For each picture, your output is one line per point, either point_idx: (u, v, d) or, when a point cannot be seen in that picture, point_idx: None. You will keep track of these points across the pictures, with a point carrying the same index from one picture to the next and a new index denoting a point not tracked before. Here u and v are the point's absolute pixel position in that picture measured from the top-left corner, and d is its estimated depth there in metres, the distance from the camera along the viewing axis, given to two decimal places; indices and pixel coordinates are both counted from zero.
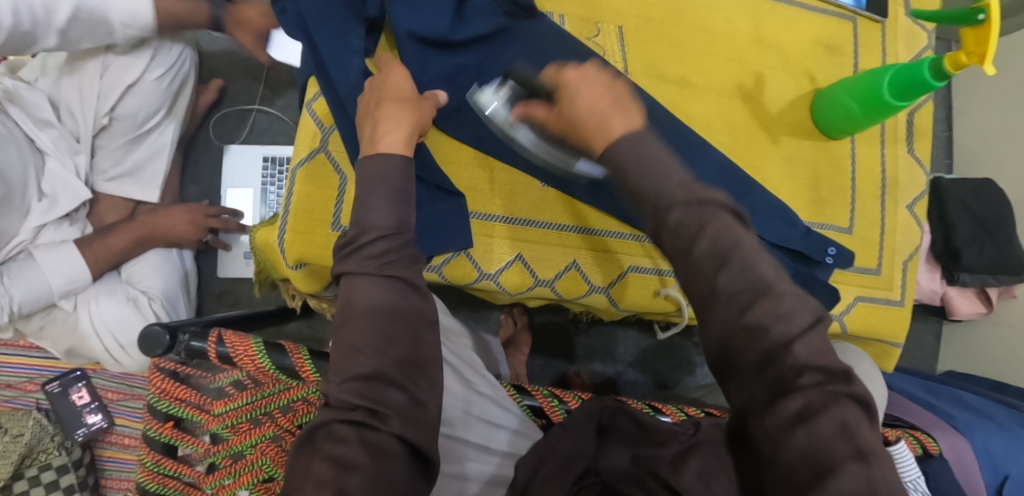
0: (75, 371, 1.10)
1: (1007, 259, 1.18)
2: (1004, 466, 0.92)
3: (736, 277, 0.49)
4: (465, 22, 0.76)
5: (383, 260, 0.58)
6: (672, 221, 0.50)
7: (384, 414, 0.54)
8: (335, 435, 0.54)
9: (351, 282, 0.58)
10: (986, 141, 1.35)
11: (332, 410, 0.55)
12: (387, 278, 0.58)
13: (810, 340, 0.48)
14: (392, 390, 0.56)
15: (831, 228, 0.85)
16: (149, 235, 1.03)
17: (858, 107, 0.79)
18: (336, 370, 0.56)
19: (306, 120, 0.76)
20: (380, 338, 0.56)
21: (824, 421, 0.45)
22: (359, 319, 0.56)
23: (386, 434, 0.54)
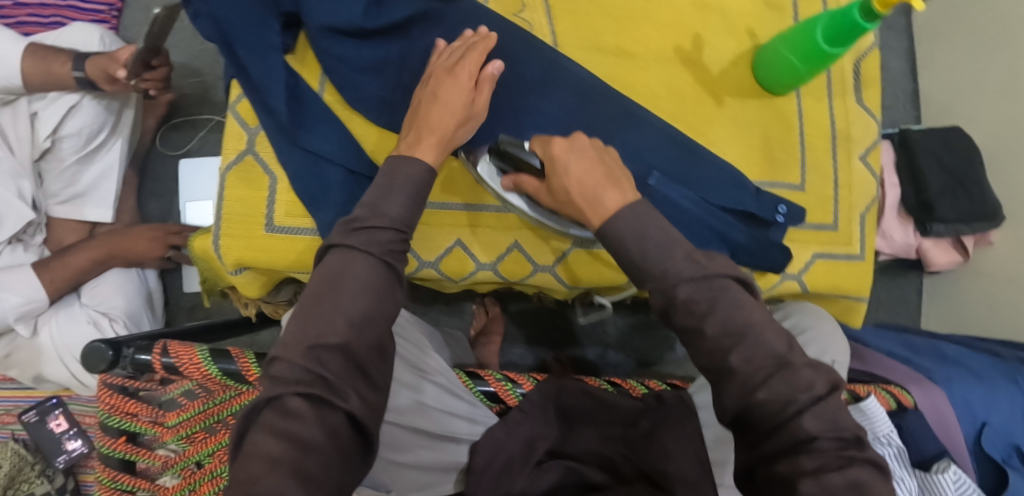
0: (50, 399, 1.06)
1: (979, 207, 1.16)
2: (983, 413, 0.90)
3: (747, 357, 0.51)
4: (384, 7, 0.74)
5: (386, 248, 0.59)
6: (680, 298, 0.52)
7: (343, 390, 0.54)
8: (285, 409, 0.52)
9: (346, 256, 0.58)
10: (954, 88, 1.33)
11: (285, 383, 0.53)
12: (381, 263, 0.59)
13: (824, 414, 0.49)
14: (352, 364, 0.55)
15: (783, 186, 0.83)
16: (112, 254, 1.02)
17: (799, 62, 0.77)
18: (295, 337, 0.55)
19: (231, 121, 0.75)
20: (363, 315, 0.57)
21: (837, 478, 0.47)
22: (348, 291, 0.56)
23: (340, 413, 0.54)
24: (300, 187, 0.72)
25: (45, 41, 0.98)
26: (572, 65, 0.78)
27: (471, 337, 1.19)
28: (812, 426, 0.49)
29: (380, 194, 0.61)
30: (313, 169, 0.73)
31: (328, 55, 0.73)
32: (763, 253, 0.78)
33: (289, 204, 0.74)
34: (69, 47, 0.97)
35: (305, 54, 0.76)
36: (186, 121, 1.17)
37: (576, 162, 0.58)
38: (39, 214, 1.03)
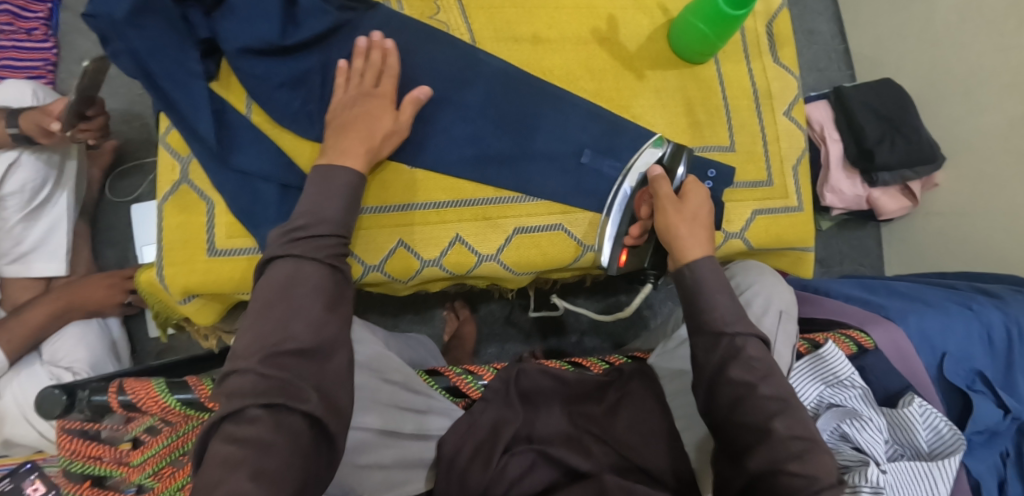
0: (26, 464, 1.05)
1: (918, 148, 1.19)
2: (941, 344, 0.92)
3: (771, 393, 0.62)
4: (299, 25, 0.76)
5: (332, 251, 0.62)
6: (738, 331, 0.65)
7: (301, 392, 0.55)
8: (246, 418, 0.53)
9: (296, 262, 0.60)
10: (882, 43, 1.36)
11: (242, 396, 0.53)
12: (330, 270, 0.61)
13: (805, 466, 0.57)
14: (310, 366, 0.57)
15: (714, 148, 0.85)
16: (68, 306, 1.03)
17: (707, 27, 0.79)
18: (250, 346, 0.56)
19: (163, 153, 0.75)
20: (317, 318, 0.58)
21: None
22: (300, 294, 0.59)
23: (297, 414, 0.54)
24: (237, 208, 0.73)
25: None
26: (491, 58, 0.81)
27: (446, 342, 1.21)
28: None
29: (316, 202, 0.64)
30: (248, 189, 0.74)
31: (248, 78, 0.74)
32: None
33: (228, 227, 0.74)
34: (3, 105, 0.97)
35: (229, 79, 0.77)
36: (131, 166, 1.17)
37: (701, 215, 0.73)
38: None
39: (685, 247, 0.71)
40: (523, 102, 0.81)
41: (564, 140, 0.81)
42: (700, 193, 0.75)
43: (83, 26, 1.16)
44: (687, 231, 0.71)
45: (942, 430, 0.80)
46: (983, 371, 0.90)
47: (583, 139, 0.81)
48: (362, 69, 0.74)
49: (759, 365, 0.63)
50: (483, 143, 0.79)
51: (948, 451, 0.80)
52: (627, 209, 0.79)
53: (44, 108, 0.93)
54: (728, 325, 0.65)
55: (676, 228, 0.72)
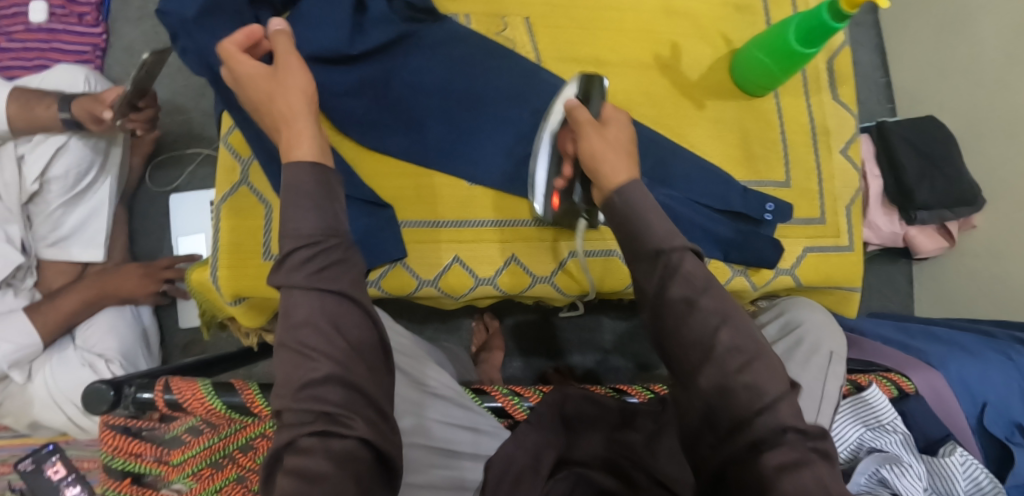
0: (47, 445, 1.03)
1: (958, 190, 1.18)
2: (981, 393, 0.90)
3: (732, 334, 0.54)
4: (366, 33, 0.75)
5: (313, 269, 0.56)
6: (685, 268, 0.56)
7: (345, 419, 0.54)
8: (300, 448, 0.53)
9: (288, 293, 0.56)
10: (925, 80, 1.36)
11: (293, 427, 0.54)
12: (319, 293, 0.56)
13: (784, 411, 0.52)
14: (349, 392, 0.55)
15: (769, 184, 0.84)
16: (101, 294, 1.01)
17: (770, 61, 0.78)
18: (285, 383, 0.55)
19: (224, 153, 0.75)
20: (329, 342, 0.56)
21: (807, 474, 0.49)
22: (302, 329, 0.55)
23: (349, 439, 0.54)
24: None
25: (30, 85, 0.98)
26: (552, 78, 0.80)
27: (473, 353, 1.19)
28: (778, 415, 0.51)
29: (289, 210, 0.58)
30: None
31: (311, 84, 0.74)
32: (752, 249, 0.80)
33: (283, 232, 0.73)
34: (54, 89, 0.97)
35: None
36: (169, 156, 1.16)
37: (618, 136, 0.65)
38: (28, 257, 1.01)
39: (609, 174, 0.63)
40: None
41: None
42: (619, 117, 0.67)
43: (133, 14, 1.16)
44: (609, 157, 0.63)
45: (982, 481, 0.80)
46: None
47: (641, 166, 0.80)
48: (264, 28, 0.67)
49: (697, 279, 0.55)
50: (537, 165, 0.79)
51: None
52: (556, 148, 0.73)
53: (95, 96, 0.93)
54: (666, 241, 0.57)
55: (599, 154, 0.64)
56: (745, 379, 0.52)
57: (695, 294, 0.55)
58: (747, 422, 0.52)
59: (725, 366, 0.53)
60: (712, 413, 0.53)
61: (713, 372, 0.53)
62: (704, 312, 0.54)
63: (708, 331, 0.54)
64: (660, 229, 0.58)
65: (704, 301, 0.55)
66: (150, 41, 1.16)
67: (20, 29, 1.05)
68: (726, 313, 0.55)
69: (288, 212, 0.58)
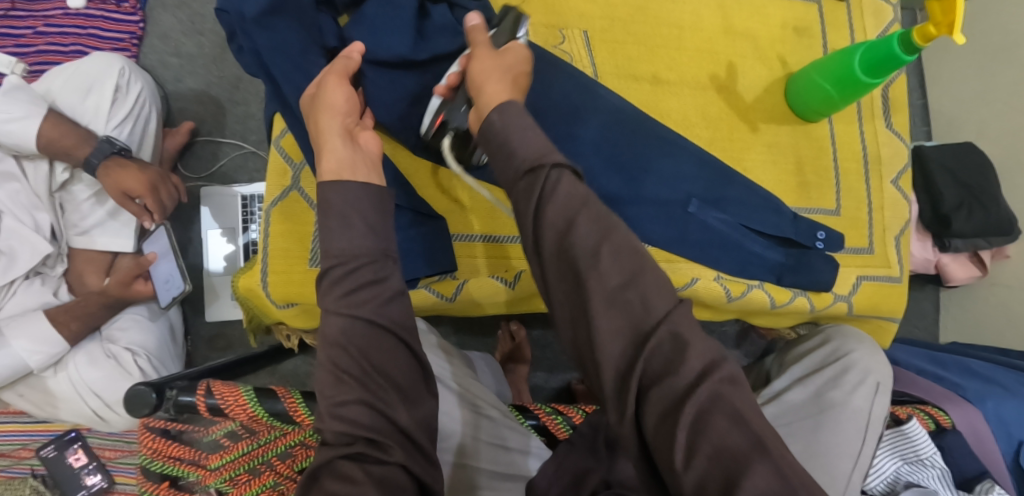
0: (70, 432, 1.02)
1: (996, 219, 1.17)
2: (1018, 431, 0.90)
3: (616, 256, 0.51)
4: (428, 40, 0.74)
5: (344, 295, 0.55)
6: (561, 188, 0.53)
7: (386, 444, 0.54)
8: (338, 472, 0.52)
9: (322, 318, 0.56)
10: (965, 106, 1.34)
11: (330, 447, 0.53)
12: (349, 317, 0.55)
13: (679, 328, 0.49)
14: (385, 418, 0.55)
15: (819, 211, 0.84)
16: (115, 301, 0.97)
17: (832, 89, 0.78)
18: (322, 404, 0.55)
19: (276, 156, 0.75)
20: (363, 367, 0.55)
21: (715, 419, 0.46)
22: (335, 351, 0.55)
23: (390, 465, 0.53)
24: None
25: (61, 83, 0.96)
26: (609, 94, 0.79)
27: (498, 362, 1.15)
28: (679, 336, 0.49)
29: (347, 225, 0.57)
30: None
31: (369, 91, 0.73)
32: (808, 272, 0.80)
33: None
34: (85, 95, 0.96)
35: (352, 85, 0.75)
36: (207, 147, 1.13)
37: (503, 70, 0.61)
38: (59, 244, 1.00)
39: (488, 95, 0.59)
40: (638, 140, 0.78)
41: (674, 188, 0.78)
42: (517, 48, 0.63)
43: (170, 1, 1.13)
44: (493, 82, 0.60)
45: None
46: None
47: (695, 188, 0.79)
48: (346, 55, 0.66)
49: (576, 198, 0.53)
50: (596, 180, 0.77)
51: None
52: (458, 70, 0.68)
53: (123, 164, 0.91)
54: (544, 158, 0.54)
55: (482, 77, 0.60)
56: (631, 299, 0.50)
57: (576, 212, 0.52)
58: (641, 352, 0.48)
59: (608, 285, 0.50)
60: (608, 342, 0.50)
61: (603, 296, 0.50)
62: (582, 229, 0.52)
63: (589, 250, 0.51)
64: (528, 148, 0.55)
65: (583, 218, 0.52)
66: (188, 30, 1.14)
67: (57, 13, 1.05)
68: (607, 227, 0.52)
69: (344, 228, 0.56)
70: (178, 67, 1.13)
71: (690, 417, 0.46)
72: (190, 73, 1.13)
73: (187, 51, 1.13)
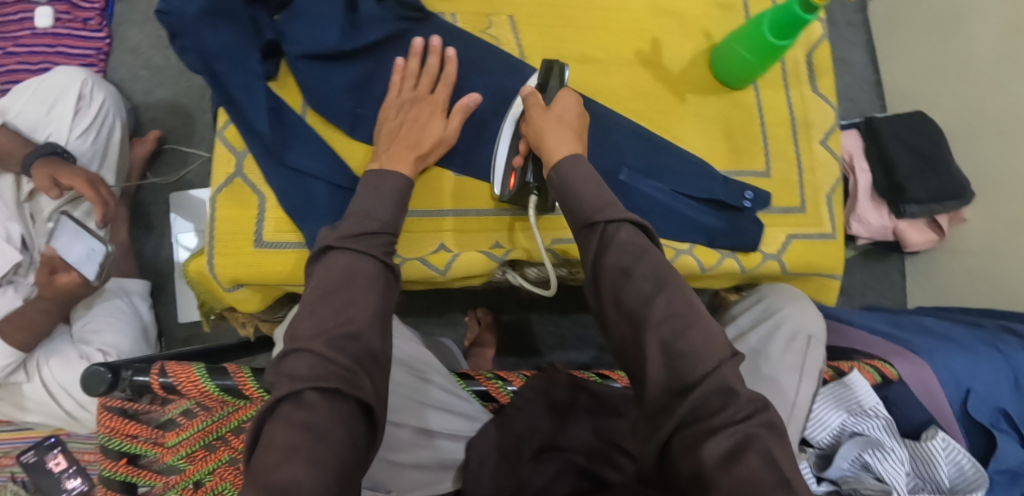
0: (49, 437, 1.05)
1: (948, 182, 1.19)
2: (967, 380, 0.91)
3: (669, 302, 0.59)
4: (360, 31, 0.78)
5: (385, 249, 0.64)
6: (620, 239, 0.62)
7: (358, 381, 0.56)
8: (303, 402, 0.54)
9: (349, 256, 0.62)
10: (917, 77, 1.36)
11: (304, 377, 0.55)
12: (380, 266, 0.63)
13: (726, 374, 0.55)
14: (367, 359, 0.58)
15: (750, 174, 0.86)
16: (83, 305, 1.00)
17: (750, 56, 0.80)
18: (315, 332, 0.58)
19: (219, 147, 0.78)
20: (371, 307, 0.60)
21: (749, 454, 0.51)
22: (358, 285, 0.60)
23: (352, 402, 0.56)
24: (289, 205, 0.75)
25: (27, 92, 1.01)
26: (540, 74, 0.82)
27: (466, 347, 1.18)
28: (722, 382, 0.54)
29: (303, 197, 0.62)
30: (300, 187, 0.76)
31: (308, 81, 0.77)
32: (738, 234, 0.83)
33: (278, 221, 0.76)
34: (51, 104, 1.02)
35: (287, 80, 0.79)
36: (174, 154, 1.18)
37: (550, 130, 0.72)
38: (30, 253, 1.04)
39: (551, 147, 0.70)
40: None
41: (606, 157, 0.81)
42: (568, 98, 0.75)
43: (137, 17, 1.19)
44: (554, 131, 0.71)
45: (964, 466, 0.82)
46: (1008, 409, 0.90)
47: (627, 158, 0.81)
48: (419, 72, 0.77)
49: (634, 247, 0.62)
50: None
51: (970, 487, 0.82)
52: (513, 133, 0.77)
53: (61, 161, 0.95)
54: (599, 213, 0.64)
55: (542, 130, 0.71)
56: (683, 347, 0.56)
57: (631, 262, 0.61)
58: (694, 385, 0.54)
59: (663, 329, 0.57)
60: (672, 378, 0.55)
61: (660, 336, 0.57)
62: (639, 280, 0.60)
63: (643, 298, 0.59)
64: (584, 206, 0.65)
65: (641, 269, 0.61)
66: (155, 44, 1.19)
67: (26, 34, 1.10)
68: (661, 282, 0.60)
69: None
70: (146, 80, 1.18)
71: (727, 447, 0.52)
72: (158, 85, 1.19)
73: (154, 64, 1.19)
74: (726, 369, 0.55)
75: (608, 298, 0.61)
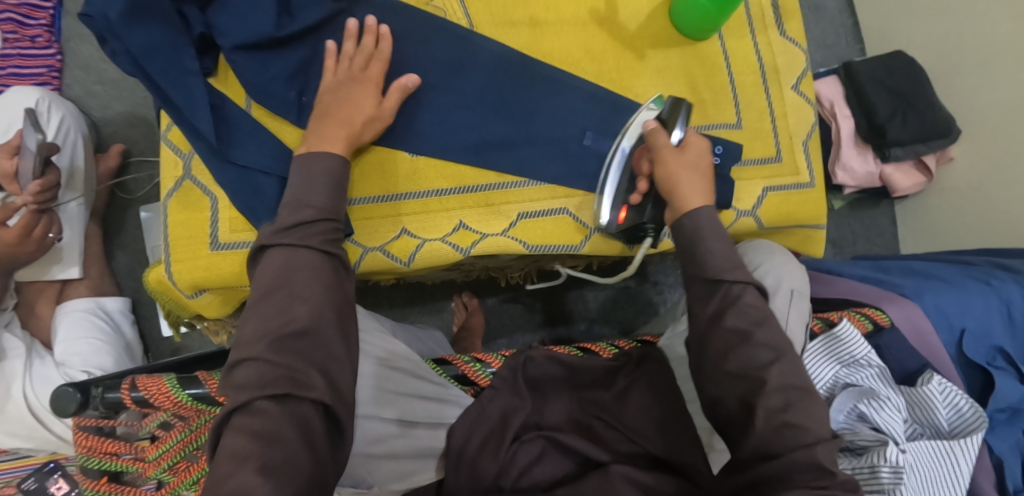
0: (49, 463, 0.96)
1: (930, 122, 1.15)
2: (960, 320, 0.90)
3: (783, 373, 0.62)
4: (295, 16, 0.78)
5: (324, 237, 0.61)
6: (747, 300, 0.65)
7: (309, 381, 0.54)
8: (254, 409, 0.52)
9: (288, 251, 0.60)
10: (892, 17, 1.33)
11: (253, 385, 0.53)
12: (319, 254, 0.60)
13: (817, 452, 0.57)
14: (320, 354, 0.56)
15: (720, 126, 0.84)
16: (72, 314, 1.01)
17: (708, 3, 0.78)
18: (261, 336, 0.56)
19: (166, 150, 0.78)
20: (317, 300, 0.58)
21: None
22: (299, 278, 0.58)
23: (307, 402, 0.53)
24: (240, 203, 0.75)
25: None
26: (487, 42, 0.82)
27: (456, 332, 1.18)
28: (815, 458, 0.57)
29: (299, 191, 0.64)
30: (249, 183, 0.75)
31: (247, 74, 0.76)
32: (705, 191, 0.79)
33: (231, 220, 0.76)
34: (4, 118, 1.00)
35: (227, 75, 0.79)
36: (144, 163, 1.17)
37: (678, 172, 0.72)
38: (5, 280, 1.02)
39: (686, 194, 0.71)
40: (520, 78, 0.82)
41: (565, 125, 0.82)
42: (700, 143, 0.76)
43: (84, 30, 1.16)
44: (687, 178, 0.72)
45: (963, 408, 0.80)
46: (1005, 347, 0.89)
47: (583, 121, 0.82)
48: (351, 54, 0.75)
49: (755, 312, 0.65)
50: (480, 130, 0.81)
51: (970, 429, 0.79)
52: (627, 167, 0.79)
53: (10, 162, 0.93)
54: (727, 272, 0.67)
55: (673, 177, 0.72)
56: (790, 419, 0.59)
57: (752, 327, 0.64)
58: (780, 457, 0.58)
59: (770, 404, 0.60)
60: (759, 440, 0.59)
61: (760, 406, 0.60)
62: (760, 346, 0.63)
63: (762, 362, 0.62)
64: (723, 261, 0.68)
65: (759, 334, 0.64)
66: (105, 57, 1.17)
67: None
68: (779, 350, 0.63)
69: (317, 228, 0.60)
70: (102, 95, 1.16)
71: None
72: (115, 98, 1.17)
73: (110, 78, 1.16)
74: (823, 449, 0.58)
75: (711, 352, 0.65)
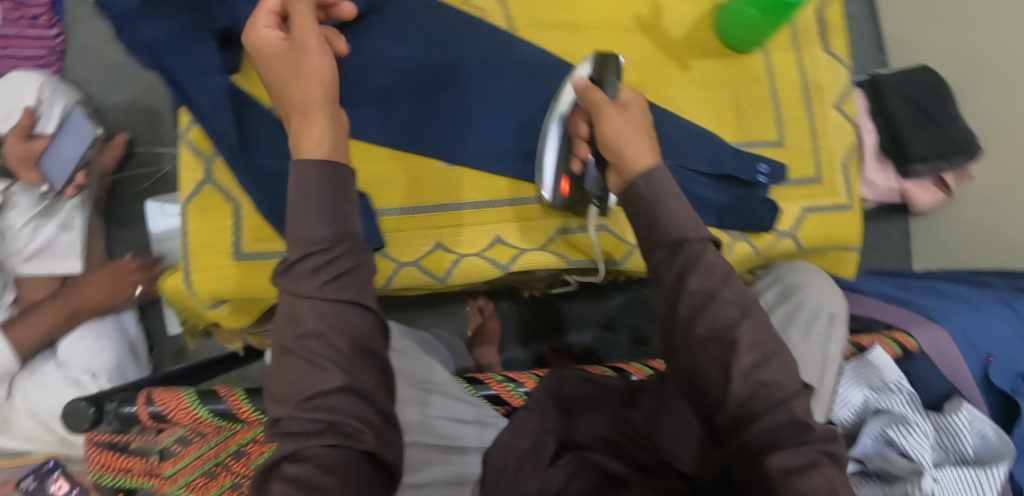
0: (46, 463, 0.89)
1: (953, 138, 1.14)
2: (986, 347, 0.89)
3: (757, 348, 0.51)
4: None
5: (330, 281, 0.50)
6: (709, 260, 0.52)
7: (359, 432, 0.49)
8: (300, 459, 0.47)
9: (305, 298, 0.50)
10: (917, 30, 1.31)
11: (298, 435, 0.48)
12: (332, 302, 0.50)
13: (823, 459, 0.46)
14: (368, 403, 0.50)
15: (762, 144, 0.82)
16: (77, 311, 0.97)
17: (756, 13, 0.75)
18: (293, 388, 0.49)
19: (183, 150, 0.73)
20: (355, 348, 0.50)
21: None
22: (328, 324, 0.50)
23: (357, 454, 0.49)
24: (264, 210, 0.71)
25: None
26: (526, 46, 0.79)
27: (468, 338, 1.15)
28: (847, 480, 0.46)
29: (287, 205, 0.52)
30: (274, 189, 0.71)
31: None
32: (746, 212, 0.78)
33: (254, 230, 0.72)
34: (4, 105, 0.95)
35: (251, 72, 0.75)
36: (148, 153, 1.12)
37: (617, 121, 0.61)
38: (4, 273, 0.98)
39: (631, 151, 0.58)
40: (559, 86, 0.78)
41: None
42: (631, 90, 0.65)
43: (89, 12, 1.11)
44: (631, 135, 0.59)
45: (988, 435, 0.79)
46: None
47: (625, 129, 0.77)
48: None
49: (717, 268, 0.52)
50: (516, 139, 0.78)
51: (995, 457, 0.78)
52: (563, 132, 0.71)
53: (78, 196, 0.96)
54: (689, 231, 0.54)
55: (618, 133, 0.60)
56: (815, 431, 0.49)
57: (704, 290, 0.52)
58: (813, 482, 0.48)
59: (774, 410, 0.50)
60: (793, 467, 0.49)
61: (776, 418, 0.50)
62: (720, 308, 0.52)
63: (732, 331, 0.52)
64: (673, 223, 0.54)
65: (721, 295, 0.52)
66: (110, 41, 1.11)
67: None
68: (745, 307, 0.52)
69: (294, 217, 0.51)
70: (105, 81, 1.11)
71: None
72: (119, 85, 1.11)
73: (114, 62, 1.11)
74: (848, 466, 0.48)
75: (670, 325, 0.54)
